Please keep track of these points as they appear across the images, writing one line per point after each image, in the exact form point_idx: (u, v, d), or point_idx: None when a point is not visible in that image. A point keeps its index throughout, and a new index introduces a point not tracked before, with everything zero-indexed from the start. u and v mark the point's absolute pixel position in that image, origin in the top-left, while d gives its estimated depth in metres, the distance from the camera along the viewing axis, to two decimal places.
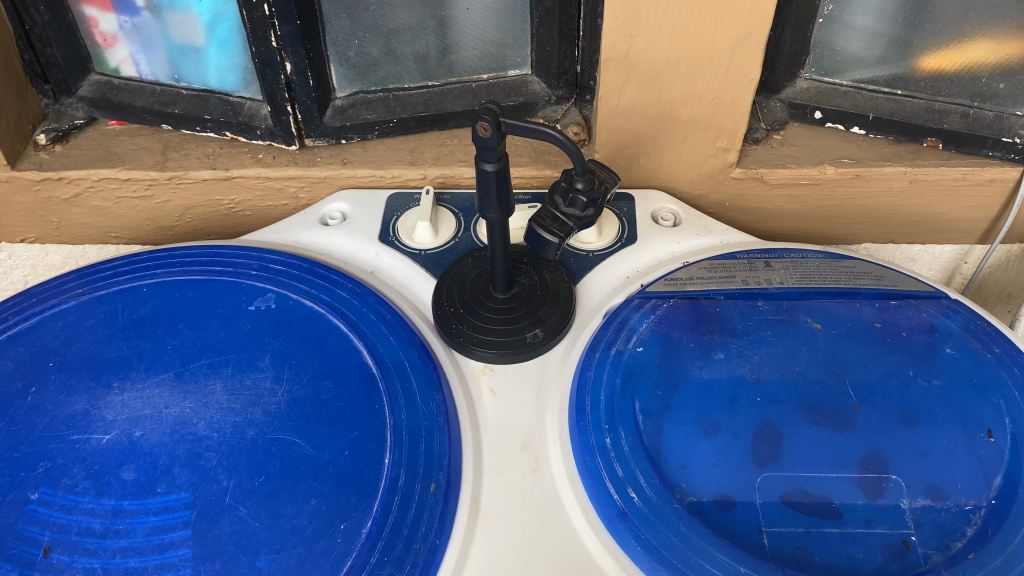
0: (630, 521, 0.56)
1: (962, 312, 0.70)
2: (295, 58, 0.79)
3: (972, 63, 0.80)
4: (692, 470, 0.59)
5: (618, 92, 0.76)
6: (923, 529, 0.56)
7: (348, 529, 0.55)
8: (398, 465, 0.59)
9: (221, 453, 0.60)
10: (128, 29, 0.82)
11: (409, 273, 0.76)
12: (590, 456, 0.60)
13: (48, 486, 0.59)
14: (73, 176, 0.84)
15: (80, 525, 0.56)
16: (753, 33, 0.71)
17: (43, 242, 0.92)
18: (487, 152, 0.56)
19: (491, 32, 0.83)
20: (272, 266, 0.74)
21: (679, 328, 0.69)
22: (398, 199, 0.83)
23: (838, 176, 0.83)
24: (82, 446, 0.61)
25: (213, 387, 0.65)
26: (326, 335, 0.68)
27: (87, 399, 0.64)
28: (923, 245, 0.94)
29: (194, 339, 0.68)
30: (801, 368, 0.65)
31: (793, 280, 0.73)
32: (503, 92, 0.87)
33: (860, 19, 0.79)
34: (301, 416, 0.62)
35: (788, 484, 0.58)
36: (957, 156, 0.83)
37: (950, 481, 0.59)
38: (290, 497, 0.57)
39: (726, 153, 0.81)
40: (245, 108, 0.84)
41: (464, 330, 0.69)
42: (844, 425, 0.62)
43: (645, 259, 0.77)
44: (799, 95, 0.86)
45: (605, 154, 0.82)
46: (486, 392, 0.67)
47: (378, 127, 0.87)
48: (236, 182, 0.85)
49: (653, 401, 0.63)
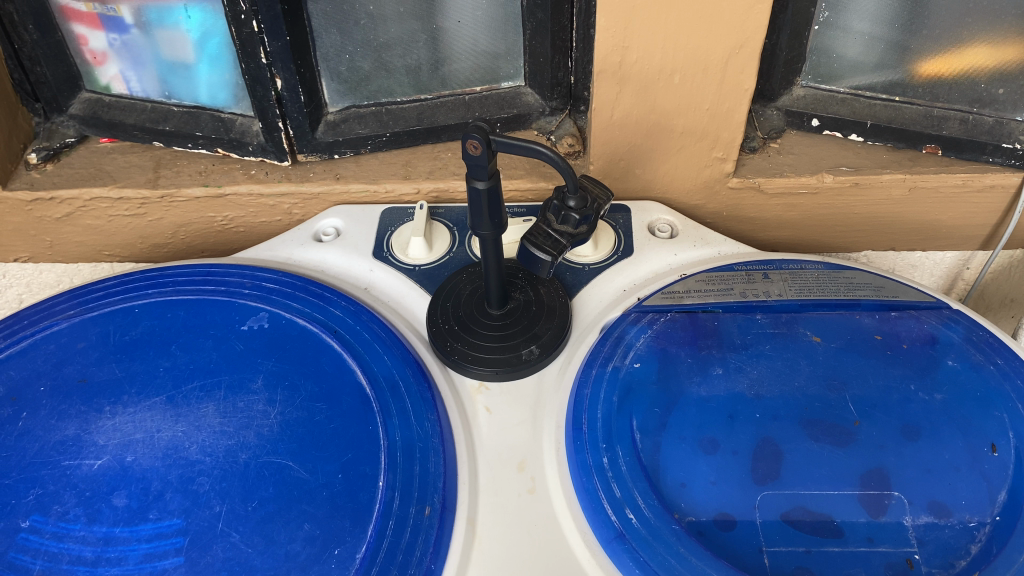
0: (628, 542, 0.56)
1: (964, 323, 0.69)
2: (286, 73, 0.78)
3: (971, 69, 0.79)
4: (690, 489, 0.58)
5: (612, 104, 0.76)
6: (927, 547, 0.55)
7: (342, 554, 0.55)
8: (392, 488, 0.58)
9: (214, 478, 0.59)
10: (118, 47, 0.81)
11: (404, 289, 0.76)
12: (588, 476, 0.59)
13: (39, 514, 0.58)
14: (64, 195, 0.83)
15: (71, 553, 0.56)
16: (747, 43, 0.70)
17: (37, 262, 0.91)
18: (477, 170, 0.55)
19: (483, 44, 0.82)
20: (264, 284, 0.73)
21: (677, 342, 0.68)
22: (391, 214, 0.83)
23: (837, 184, 0.82)
24: (74, 472, 0.60)
25: (205, 410, 0.64)
26: (320, 355, 0.67)
27: (78, 423, 0.64)
28: (924, 252, 0.93)
29: (186, 360, 0.68)
30: (801, 383, 0.64)
31: (792, 292, 0.72)
32: (497, 104, 0.86)
33: (857, 24, 0.78)
34: (295, 438, 0.62)
35: (789, 502, 0.57)
36: (956, 163, 0.82)
37: (953, 498, 0.58)
38: (283, 522, 0.56)
39: (722, 163, 0.81)
40: (236, 124, 0.84)
41: (459, 347, 0.68)
42: (845, 441, 0.61)
43: (642, 272, 0.77)
44: (796, 103, 0.85)
45: (601, 166, 0.81)
46: (481, 411, 0.66)
47: (371, 141, 0.86)
48: (229, 200, 0.85)
49: (651, 418, 0.62)
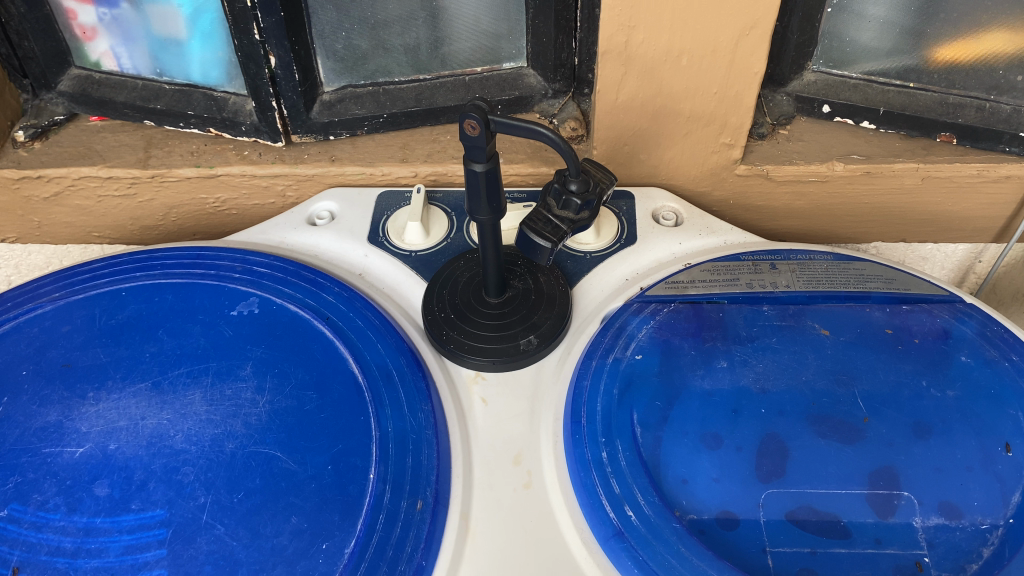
0: (627, 541, 0.54)
1: (977, 317, 0.67)
2: (279, 51, 0.75)
3: (988, 55, 0.76)
4: (692, 486, 0.56)
5: (616, 86, 0.73)
6: (937, 549, 0.53)
7: (330, 549, 0.53)
8: (384, 480, 0.56)
9: (199, 468, 0.57)
10: (108, 22, 0.79)
11: (399, 275, 0.73)
12: (586, 471, 0.57)
13: (17, 503, 0.56)
14: (52, 174, 0.81)
15: (50, 544, 0.54)
16: (759, 24, 0.67)
17: (25, 242, 0.89)
18: (475, 152, 0.53)
19: (485, 23, 0.80)
20: (255, 268, 0.71)
21: (680, 334, 0.66)
22: (387, 198, 0.80)
23: (847, 173, 0.80)
24: (54, 460, 0.58)
25: (192, 397, 0.62)
26: (311, 342, 0.65)
27: (60, 409, 0.62)
28: (935, 245, 0.91)
29: (173, 346, 0.66)
30: (808, 378, 0.62)
31: (800, 283, 0.70)
32: (498, 85, 0.83)
33: (871, 8, 0.75)
34: (284, 428, 0.59)
35: (794, 501, 0.55)
36: (971, 152, 0.80)
37: (965, 499, 0.55)
38: (269, 515, 0.54)
39: (730, 149, 0.78)
40: (229, 103, 0.81)
41: (456, 336, 0.66)
42: (853, 438, 0.59)
43: (644, 260, 0.74)
44: (806, 88, 0.83)
45: (604, 151, 0.79)
46: (477, 402, 0.64)
47: (368, 122, 0.84)
48: (221, 180, 0.82)
49: (652, 412, 0.60)
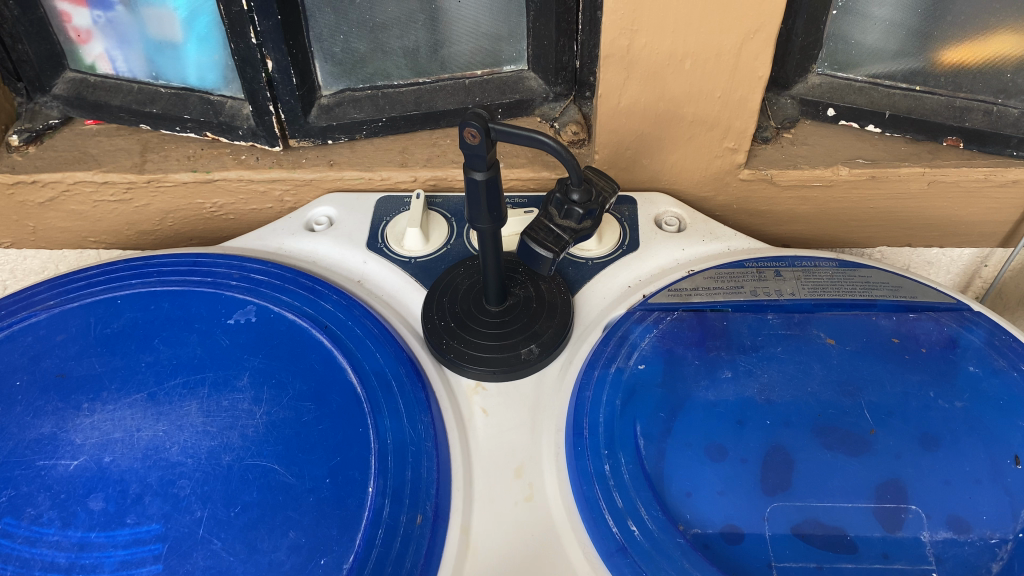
0: (630, 556, 0.53)
1: (985, 325, 0.66)
2: (277, 54, 0.74)
3: (996, 58, 0.75)
4: (696, 499, 0.55)
5: (618, 90, 0.72)
6: (945, 564, 0.52)
7: (328, 564, 0.52)
8: (383, 494, 0.55)
9: (195, 481, 0.56)
10: (103, 24, 0.78)
11: (398, 283, 0.72)
12: (588, 484, 0.56)
13: (11, 517, 0.55)
14: (47, 179, 0.80)
15: (44, 559, 0.53)
16: (763, 28, 0.66)
17: (20, 247, 0.88)
18: (476, 160, 0.52)
19: (485, 25, 0.79)
20: (253, 275, 0.70)
21: (683, 343, 0.65)
22: (386, 203, 0.79)
23: (852, 177, 0.79)
24: (49, 472, 0.57)
25: (188, 408, 0.61)
26: (309, 352, 0.64)
27: (55, 421, 0.61)
28: (940, 249, 0.90)
29: (169, 355, 0.65)
30: (814, 388, 0.61)
31: (805, 291, 0.69)
32: (498, 89, 0.82)
33: (877, 10, 0.74)
34: (281, 440, 0.59)
35: (800, 514, 0.54)
36: (979, 156, 0.78)
37: (974, 512, 0.54)
38: (267, 530, 0.54)
39: (734, 153, 0.77)
40: (225, 107, 0.80)
41: (455, 345, 0.65)
42: (859, 450, 0.58)
43: (647, 267, 0.73)
44: (811, 92, 0.81)
45: (606, 155, 0.78)
46: (477, 413, 0.63)
47: (367, 126, 0.82)
48: (218, 185, 0.81)
49: (655, 424, 0.59)
